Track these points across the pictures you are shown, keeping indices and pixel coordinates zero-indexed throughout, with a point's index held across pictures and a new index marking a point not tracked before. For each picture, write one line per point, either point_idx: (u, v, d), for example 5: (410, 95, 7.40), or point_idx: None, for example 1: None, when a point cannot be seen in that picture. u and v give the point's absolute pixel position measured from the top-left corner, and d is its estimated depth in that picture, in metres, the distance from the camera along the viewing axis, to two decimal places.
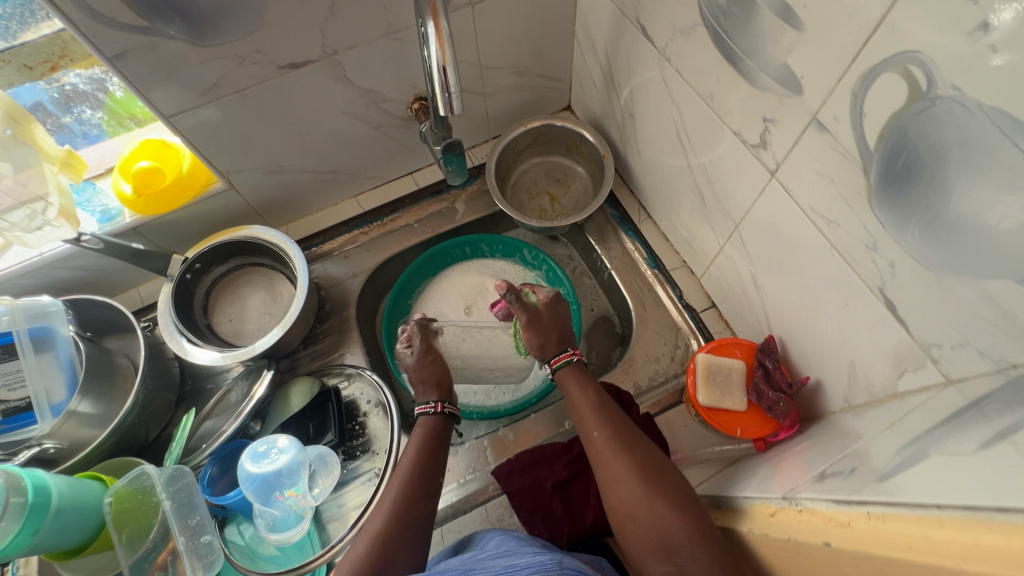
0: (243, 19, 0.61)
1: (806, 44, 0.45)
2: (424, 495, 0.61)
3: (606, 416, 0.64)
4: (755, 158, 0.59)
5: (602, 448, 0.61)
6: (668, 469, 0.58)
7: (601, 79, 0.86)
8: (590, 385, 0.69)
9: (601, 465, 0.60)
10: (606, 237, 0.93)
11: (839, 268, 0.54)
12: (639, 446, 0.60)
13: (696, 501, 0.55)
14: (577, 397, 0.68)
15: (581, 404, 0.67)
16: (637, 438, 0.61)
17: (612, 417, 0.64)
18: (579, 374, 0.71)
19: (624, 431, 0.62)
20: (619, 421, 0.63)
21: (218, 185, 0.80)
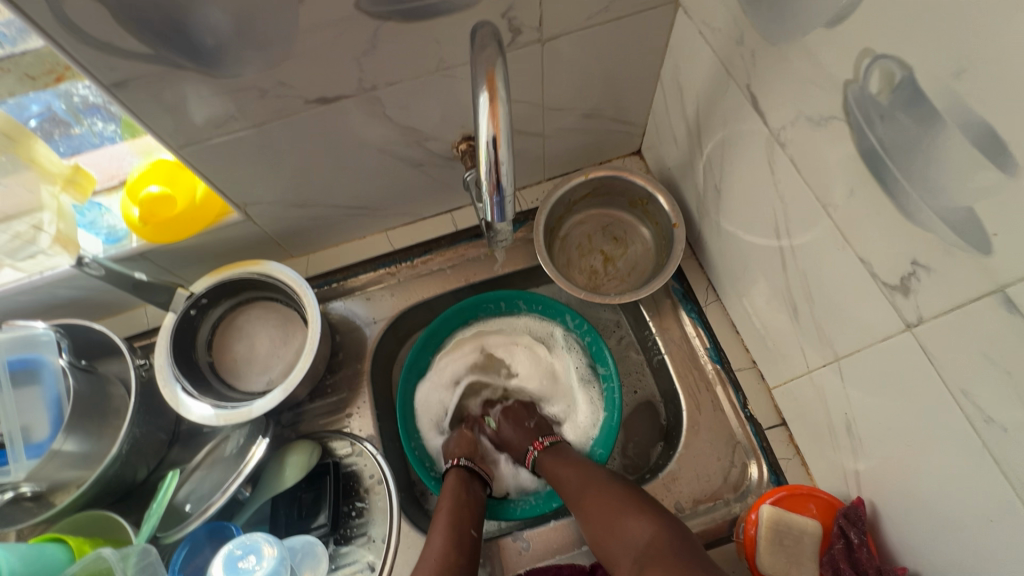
0: (266, 50, 0.50)
1: (1014, 196, 0.32)
2: (464, 556, 0.61)
3: (588, 472, 0.67)
4: (885, 300, 0.45)
5: (588, 502, 0.63)
6: (653, 505, 0.61)
7: (684, 135, 0.72)
8: (564, 452, 0.72)
9: (590, 519, 0.62)
10: (663, 314, 0.80)
11: (987, 472, 0.40)
12: (624, 489, 0.63)
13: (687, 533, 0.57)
14: (557, 462, 0.70)
15: (559, 468, 0.69)
16: (620, 484, 0.64)
17: (592, 472, 0.66)
18: (556, 447, 0.73)
19: (605, 481, 0.65)
20: (600, 475, 0.66)
21: (235, 216, 0.72)
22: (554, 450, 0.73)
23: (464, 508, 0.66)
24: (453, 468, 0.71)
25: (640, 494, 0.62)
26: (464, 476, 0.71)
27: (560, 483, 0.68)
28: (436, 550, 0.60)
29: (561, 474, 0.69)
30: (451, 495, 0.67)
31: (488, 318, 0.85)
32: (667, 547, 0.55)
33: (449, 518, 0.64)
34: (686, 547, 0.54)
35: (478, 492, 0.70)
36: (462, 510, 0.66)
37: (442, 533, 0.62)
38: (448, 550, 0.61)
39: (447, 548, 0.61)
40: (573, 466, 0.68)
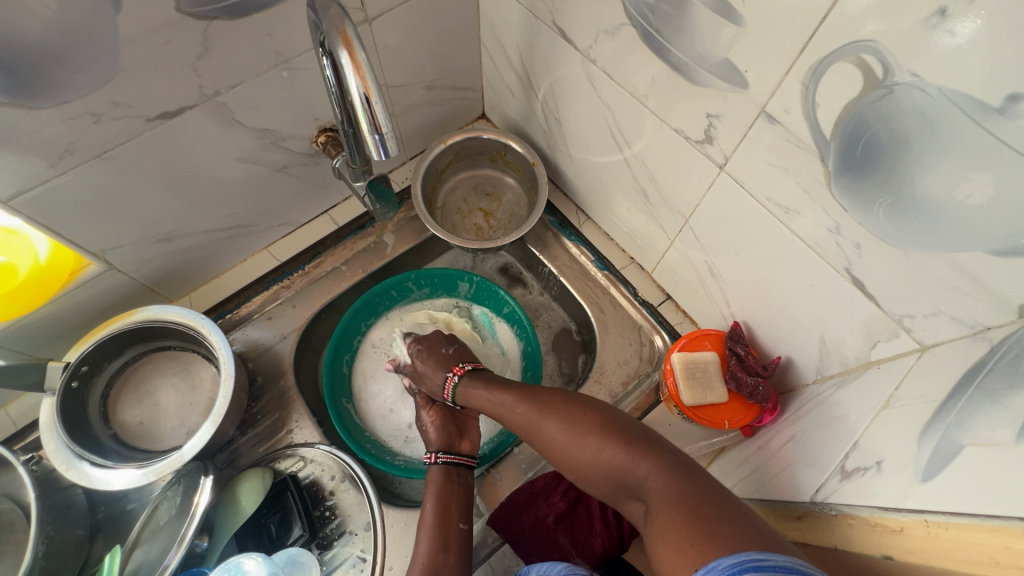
0: (90, 68, 0.49)
1: (745, 40, 0.45)
2: (452, 555, 0.58)
3: (526, 398, 0.62)
4: (700, 154, 0.58)
5: (537, 431, 0.59)
6: (601, 413, 0.57)
7: (517, 85, 0.82)
8: (494, 379, 0.66)
9: (548, 447, 0.59)
10: (549, 245, 0.89)
11: (800, 251, 0.54)
12: (567, 404, 0.59)
13: (641, 430, 0.55)
14: (490, 398, 0.65)
15: (493, 398, 0.64)
16: (562, 401, 0.60)
17: (532, 398, 0.61)
18: (478, 377, 0.69)
19: (549, 403, 0.60)
20: (541, 397, 0.61)
21: (93, 267, 0.66)
22: (472, 375, 0.70)
23: (451, 501, 0.62)
24: (432, 463, 0.66)
25: (587, 405, 0.59)
26: (449, 470, 0.66)
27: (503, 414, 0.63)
28: (427, 553, 0.57)
29: (501, 412, 0.64)
30: (436, 490, 0.63)
31: (386, 312, 0.87)
32: (623, 457, 0.53)
33: (435, 516, 0.61)
34: (641, 449, 0.53)
35: (466, 480, 0.66)
36: (450, 507, 0.62)
37: (427, 536, 0.59)
38: (436, 551, 0.57)
39: (433, 551, 0.57)
40: (509, 397, 0.63)
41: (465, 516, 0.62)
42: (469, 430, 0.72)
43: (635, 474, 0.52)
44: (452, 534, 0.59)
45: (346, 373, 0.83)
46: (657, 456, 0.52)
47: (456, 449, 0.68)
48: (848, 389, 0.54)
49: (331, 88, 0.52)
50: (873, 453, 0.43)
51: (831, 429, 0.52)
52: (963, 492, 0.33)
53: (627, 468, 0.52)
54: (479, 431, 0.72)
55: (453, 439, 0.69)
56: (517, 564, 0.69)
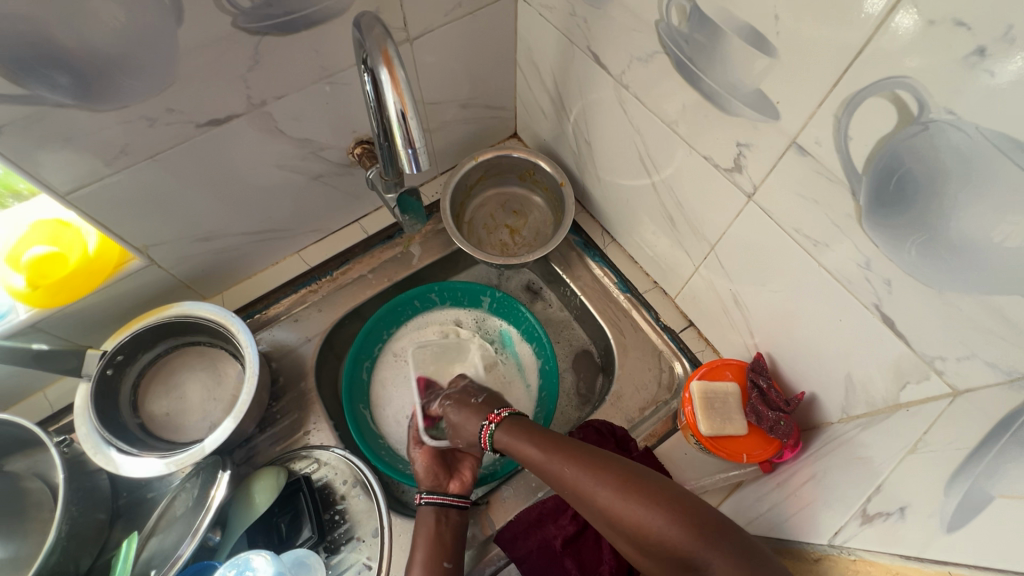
0: (151, 75, 0.52)
1: (778, 71, 0.45)
2: None
3: (575, 457, 0.58)
4: (729, 182, 0.58)
5: (587, 496, 0.55)
6: (658, 484, 0.54)
7: (550, 106, 0.84)
8: (536, 434, 0.62)
9: (595, 515, 0.55)
10: (572, 265, 0.90)
11: (828, 285, 0.53)
12: (622, 472, 0.55)
13: (701, 505, 0.52)
14: (530, 450, 0.61)
15: (535, 454, 0.60)
16: (617, 466, 0.56)
17: (582, 460, 0.57)
18: (515, 424, 0.64)
19: (600, 466, 0.56)
20: (593, 459, 0.57)
21: (136, 262, 0.70)
22: (510, 422, 0.65)
23: (440, 540, 0.63)
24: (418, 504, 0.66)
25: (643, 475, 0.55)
26: (439, 511, 0.65)
27: (546, 471, 0.59)
28: None
29: (543, 465, 0.59)
30: (424, 528, 0.64)
31: (409, 321, 0.89)
32: (686, 538, 0.49)
33: (423, 554, 0.62)
34: (704, 530, 0.49)
35: (458, 520, 0.66)
36: (438, 547, 0.63)
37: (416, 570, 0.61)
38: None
39: None
40: (552, 455, 0.59)
41: (451, 555, 0.63)
42: (460, 470, 0.71)
43: (698, 558, 0.48)
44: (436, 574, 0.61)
45: (365, 379, 0.85)
46: (723, 540, 0.48)
47: (443, 490, 0.68)
48: (876, 430, 0.52)
49: (369, 100, 0.54)
50: (897, 497, 0.41)
51: (855, 470, 0.50)
52: (989, 544, 0.32)
53: (687, 548, 0.49)
54: (472, 471, 0.71)
55: (442, 479, 0.69)
56: None
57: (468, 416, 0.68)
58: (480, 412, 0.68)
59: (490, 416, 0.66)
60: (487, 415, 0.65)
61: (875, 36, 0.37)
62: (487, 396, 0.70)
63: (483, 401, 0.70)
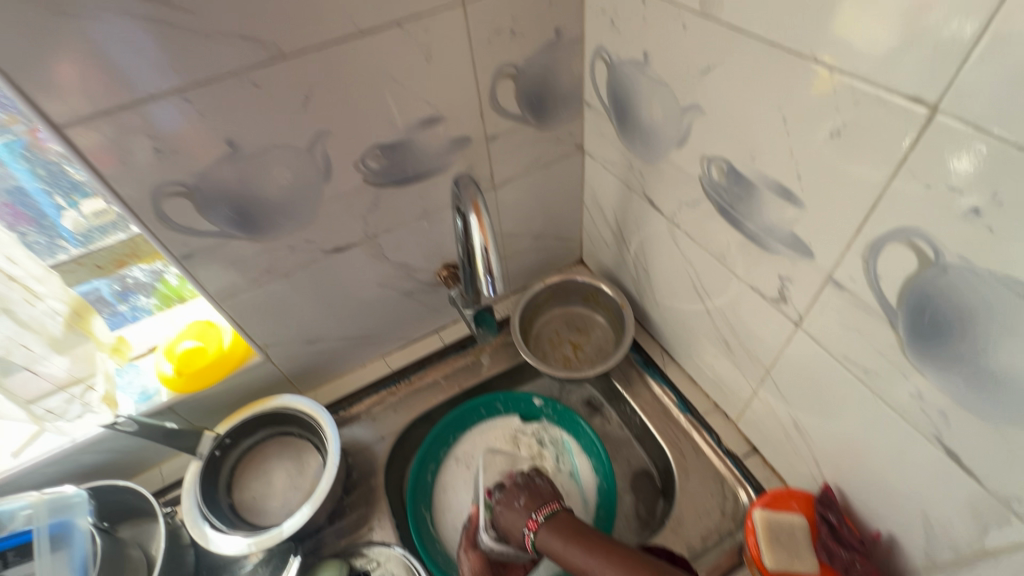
0: (299, 216, 0.69)
1: (807, 218, 0.52)
2: None
3: (616, 559, 0.60)
4: (776, 310, 0.62)
5: None
6: None
7: (611, 238, 0.95)
8: (577, 530, 0.65)
9: None
10: (633, 382, 0.93)
11: (886, 415, 0.54)
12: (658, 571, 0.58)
13: None
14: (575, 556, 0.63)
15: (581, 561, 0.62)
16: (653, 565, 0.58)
17: (623, 560, 0.60)
18: (556, 524, 0.67)
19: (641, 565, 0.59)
20: (631, 560, 0.60)
21: (256, 358, 0.83)
22: (549, 525, 0.67)
23: None
24: None
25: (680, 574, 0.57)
26: None
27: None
28: None
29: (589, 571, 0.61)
30: None
31: (474, 426, 0.94)
32: None
33: None
34: None
35: None
36: None
37: None
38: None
39: None
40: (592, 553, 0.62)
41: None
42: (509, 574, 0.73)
43: None
44: None
45: (428, 482, 0.89)
46: None
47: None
48: None
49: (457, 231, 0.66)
50: None
51: None
52: None
53: None
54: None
55: None
56: None
57: (513, 520, 0.70)
58: (523, 515, 0.70)
59: (530, 521, 0.69)
60: (525, 523, 0.68)
61: (892, 181, 0.43)
62: (529, 496, 0.72)
63: (525, 503, 0.71)
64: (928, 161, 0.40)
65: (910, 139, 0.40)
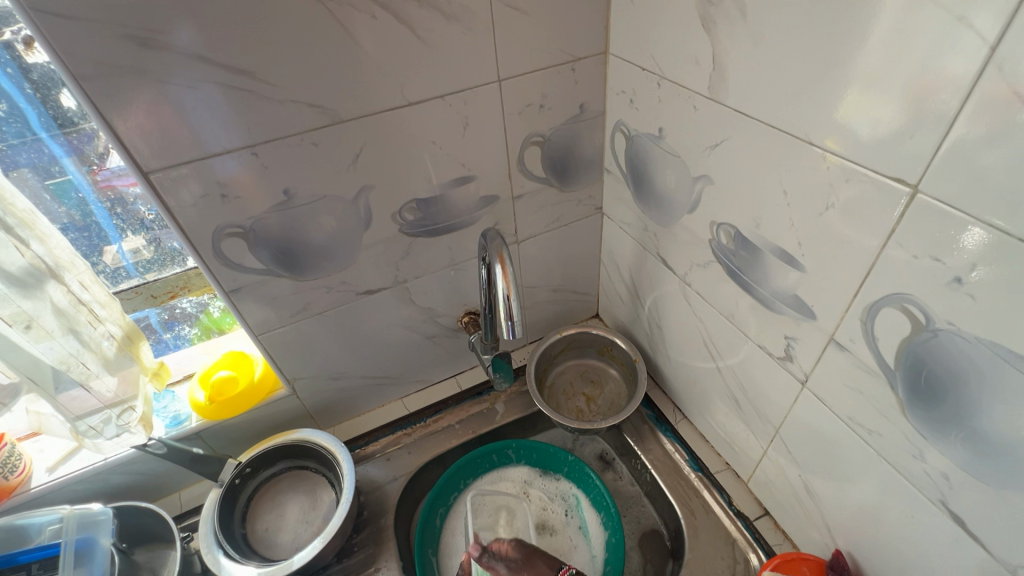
0: (339, 259, 0.75)
1: (808, 282, 0.56)
2: None
3: None
4: (783, 369, 0.65)
5: None
6: None
7: (627, 294, 0.99)
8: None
9: None
10: (644, 437, 0.93)
11: (891, 477, 0.55)
12: None
13: None
14: None
15: None
16: None
17: None
18: None
19: None
20: None
21: (282, 391, 0.88)
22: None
23: None
24: None
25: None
26: None
27: None
28: None
29: None
30: None
31: (485, 473, 0.95)
32: None
33: None
34: None
35: None
36: None
37: None
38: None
39: None
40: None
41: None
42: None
43: None
44: None
45: (437, 526, 0.90)
46: None
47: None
48: None
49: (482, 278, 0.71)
50: None
51: None
52: None
53: None
54: None
55: None
56: None
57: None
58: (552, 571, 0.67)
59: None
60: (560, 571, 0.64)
61: (885, 248, 0.47)
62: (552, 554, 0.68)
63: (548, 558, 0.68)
64: (915, 233, 0.44)
65: (902, 207, 0.44)
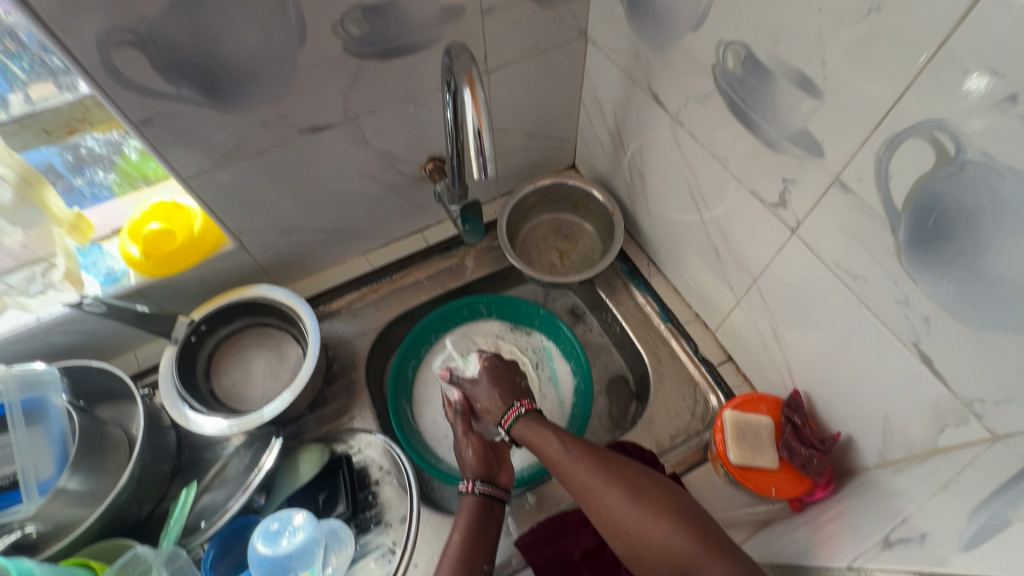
0: (271, 85, 0.62)
1: (823, 112, 0.49)
2: None
3: (591, 462, 0.62)
4: (773, 216, 0.61)
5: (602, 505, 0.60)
6: (659, 491, 0.59)
7: (608, 140, 0.90)
8: (557, 431, 0.66)
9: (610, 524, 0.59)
10: (616, 291, 0.93)
11: (867, 322, 0.54)
12: (632, 481, 0.60)
13: (695, 510, 0.57)
14: (556, 450, 0.64)
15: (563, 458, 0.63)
16: (626, 474, 0.61)
17: (599, 466, 0.62)
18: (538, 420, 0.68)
19: (617, 474, 0.61)
20: (608, 464, 0.62)
21: (229, 246, 0.80)
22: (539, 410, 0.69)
23: (481, 532, 0.62)
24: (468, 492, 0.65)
25: (648, 477, 0.61)
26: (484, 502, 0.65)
27: (563, 471, 0.63)
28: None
29: (562, 465, 0.63)
30: (463, 515, 0.64)
31: (455, 327, 0.94)
32: (684, 542, 0.54)
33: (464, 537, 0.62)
34: (710, 543, 0.53)
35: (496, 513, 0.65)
36: (479, 535, 0.62)
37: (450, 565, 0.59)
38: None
39: None
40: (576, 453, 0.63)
41: (490, 557, 0.61)
42: (507, 461, 0.71)
43: (690, 560, 0.53)
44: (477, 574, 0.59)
45: (409, 377, 0.90)
46: (723, 554, 0.52)
47: (494, 480, 0.68)
48: (910, 473, 0.52)
49: (448, 127, 0.64)
50: (920, 525, 0.41)
51: (885, 506, 0.49)
52: (1001, 560, 0.32)
53: (684, 552, 0.54)
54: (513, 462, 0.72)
55: (493, 469, 0.69)
56: None
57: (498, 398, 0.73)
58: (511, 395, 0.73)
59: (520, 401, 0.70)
60: (518, 399, 0.69)
61: (925, 68, 0.40)
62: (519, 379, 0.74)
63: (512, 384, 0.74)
64: (973, 41, 0.36)
65: (927, 56, 0.39)
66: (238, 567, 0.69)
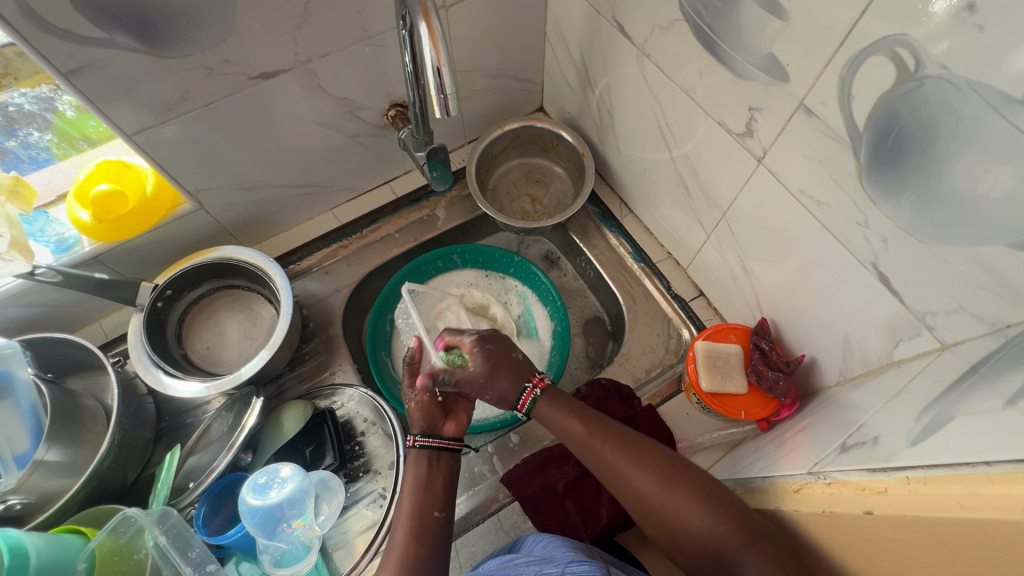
0: (212, 27, 0.57)
1: (788, 35, 0.48)
2: (425, 544, 0.56)
3: (614, 440, 0.58)
4: (740, 147, 0.61)
5: (626, 482, 0.55)
6: (691, 472, 0.54)
7: (575, 79, 0.87)
8: (584, 411, 0.61)
9: (634, 503, 0.55)
10: (590, 235, 0.93)
11: (830, 247, 0.56)
12: (659, 460, 0.55)
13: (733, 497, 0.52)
14: (574, 427, 0.60)
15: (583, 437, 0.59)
16: (653, 454, 0.56)
17: (623, 443, 0.57)
18: (554, 398, 0.63)
19: (642, 452, 0.56)
20: (631, 441, 0.57)
21: (187, 206, 0.76)
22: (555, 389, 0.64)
23: (430, 490, 0.61)
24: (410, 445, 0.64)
25: (685, 465, 0.55)
26: (431, 456, 0.64)
27: (585, 449, 0.59)
28: (399, 535, 0.57)
29: (580, 441, 0.60)
30: (413, 468, 0.62)
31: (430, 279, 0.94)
32: (722, 532, 0.49)
33: (416, 496, 0.60)
34: (743, 527, 0.48)
35: (449, 465, 0.64)
36: (427, 495, 0.60)
37: (404, 518, 0.58)
38: (409, 539, 0.56)
39: (407, 538, 0.57)
40: (600, 435, 0.59)
41: (442, 505, 0.60)
42: (457, 410, 0.68)
43: (729, 550, 0.48)
44: (429, 524, 0.58)
45: (387, 331, 0.90)
46: (762, 538, 0.47)
47: (437, 432, 0.66)
48: (867, 387, 0.55)
49: (407, 71, 0.62)
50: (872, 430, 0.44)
51: (845, 417, 0.53)
52: (946, 452, 0.34)
53: (723, 543, 0.48)
54: (466, 412, 0.69)
55: (437, 420, 0.67)
56: (523, 523, 0.72)
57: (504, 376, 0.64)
58: (522, 371, 0.65)
59: (534, 377, 0.64)
60: (533, 378, 0.63)
61: None
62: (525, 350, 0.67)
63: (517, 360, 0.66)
64: None
65: None
66: (231, 522, 0.69)
